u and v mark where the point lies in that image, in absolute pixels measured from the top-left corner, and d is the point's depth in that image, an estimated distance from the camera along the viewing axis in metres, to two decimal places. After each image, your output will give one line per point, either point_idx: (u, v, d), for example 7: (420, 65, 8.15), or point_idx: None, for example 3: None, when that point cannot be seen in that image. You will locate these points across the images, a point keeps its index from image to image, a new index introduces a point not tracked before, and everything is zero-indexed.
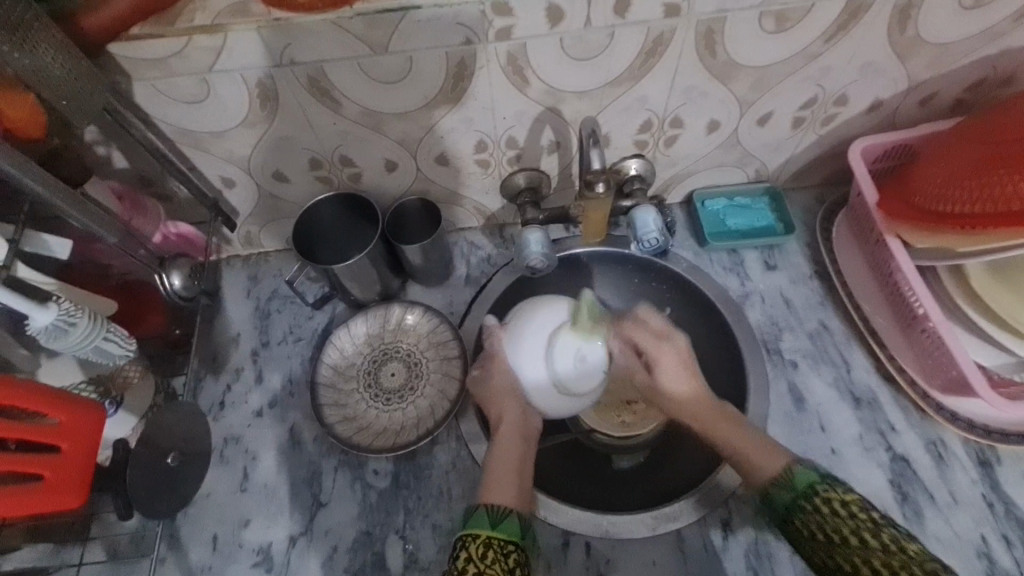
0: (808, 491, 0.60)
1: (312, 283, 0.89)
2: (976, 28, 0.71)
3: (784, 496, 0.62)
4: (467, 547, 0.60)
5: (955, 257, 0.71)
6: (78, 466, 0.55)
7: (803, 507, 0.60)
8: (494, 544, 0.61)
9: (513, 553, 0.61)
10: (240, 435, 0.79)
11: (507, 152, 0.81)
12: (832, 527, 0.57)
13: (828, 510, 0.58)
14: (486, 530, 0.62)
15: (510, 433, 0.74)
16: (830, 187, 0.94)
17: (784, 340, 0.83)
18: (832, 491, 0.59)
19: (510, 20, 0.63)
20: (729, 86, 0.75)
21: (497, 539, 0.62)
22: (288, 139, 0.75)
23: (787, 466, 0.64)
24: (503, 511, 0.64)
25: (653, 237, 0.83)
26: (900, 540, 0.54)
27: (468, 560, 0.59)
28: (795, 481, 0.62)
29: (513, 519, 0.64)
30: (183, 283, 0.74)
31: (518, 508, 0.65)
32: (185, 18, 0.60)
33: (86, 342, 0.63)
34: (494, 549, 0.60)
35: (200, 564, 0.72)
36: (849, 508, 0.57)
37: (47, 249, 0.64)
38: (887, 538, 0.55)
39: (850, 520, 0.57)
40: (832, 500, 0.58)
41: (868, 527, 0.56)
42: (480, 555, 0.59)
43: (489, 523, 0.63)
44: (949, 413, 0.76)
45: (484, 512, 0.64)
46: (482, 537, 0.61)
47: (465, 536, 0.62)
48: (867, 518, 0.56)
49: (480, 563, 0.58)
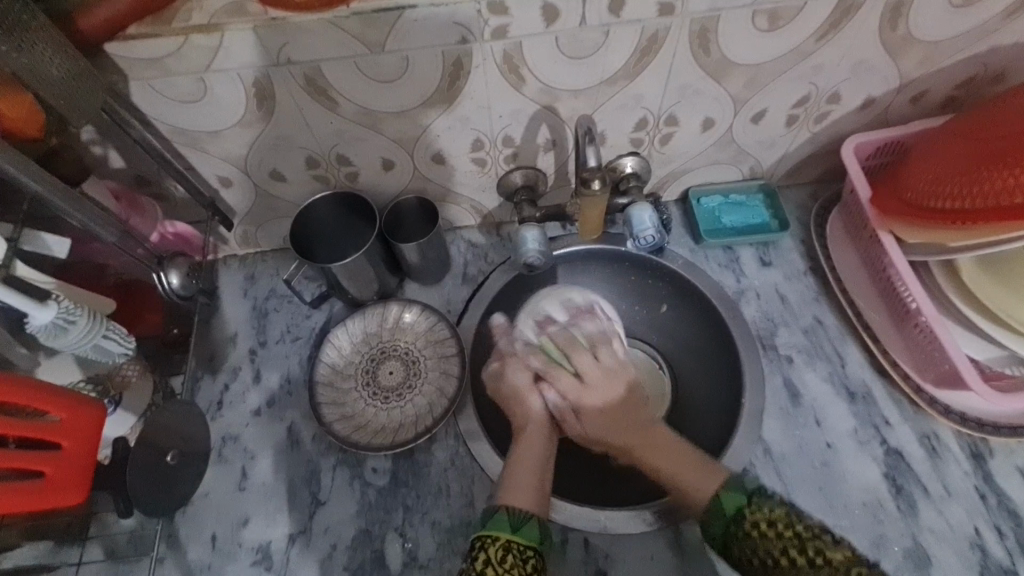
0: (738, 514, 0.62)
1: (310, 282, 0.89)
2: (966, 25, 0.72)
3: (718, 526, 0.63)
4: (485, 549, 0.60)
5: (945, 252, 0.72)
6: (79, 464, 0.57)
7: (734, 532, 0.61)
8: (513, 548, 0.61)
9: (531, 559, 0.61)
10: (238, 434, 0.80)
11: (503, 151, 0.81)
12: (763, 551, 0.59)
13: (757, 533, 0.59)
14: (506, 533, 0.62)
15: (533, 436, 0.74)
16: (824, 184, 0.94)
17: (779, 336, 0.84)
18: (758, 511, 0.60)
19: (505, 18, 0.64)
20: (723, 84, 0.75)
21: (517, 543, 0.61)
22: (284, 139, 0.75)
23: (716, 493, 0.65)
24: (524, 517, 0.64)
25: (650, 234, 0.84)
26: (825, 551, 0.56)
27: (485, 563, 0.59)
28: (724, 507, 0.63)
29: (533, 524, 0.64)
30: (181, 282, 0.75)
31: (538, 516, 0.65)
32: (182, 17, 0.61)
33: (85, 341, 0.64)
34: (513, 553, 0.60)
35: (199, 563, 0.73)
36: (776, 527, 0.59)
37: (47, 247, 0.65)
38: (812, 552, 0.57)
39: (779, 540, 0.58)
40: (760, 522, 0.60)
41: (795, 543, 0.58)
42: (498, 558, 0.59)
43: (510, 527, 0.63)
44: (941, 406, 0.77)
45: (504, 514, 0.64)
46: (502, 540, 0.61)
47: (484, 537, 0.62)
48: (794, 534, 0.58)
49: (498, 568, 0.58)
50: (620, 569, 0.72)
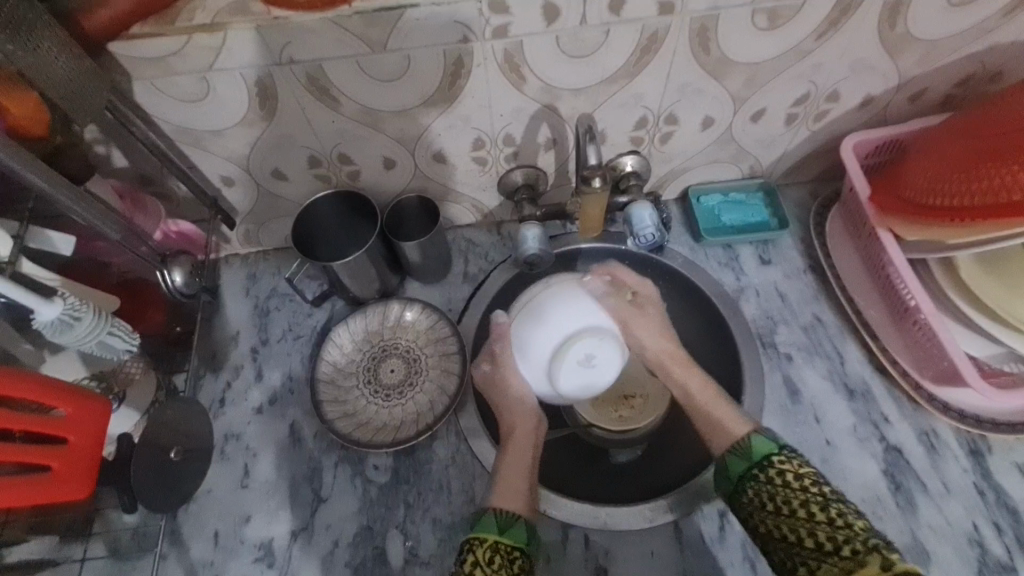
0: (764, 462, 0.64)
1: (312, 281, 0.90)
2: (964, 24, 0.73)
3: (738, 466, 0.66)
4: (474, 551, 0.63)
5: (943, 249, 0.72)
6: (85, 457, 0.57)
7: (755, 476, 0.64)
8: (501, 549, 0.63)
9: (518, 559, 0.64)
10: (240, 431, 0.80)
11: (504, 150, 0.82)
12: (782, 498, 0.61)
13: (780, 481, 0.62)
14: (493, 535, 0.64)
15: (520, 440, 0.77)
16: (823, 182, 0.95)
17: (779, 334, 0.84)
18: (788, 462, 0.63)
19: (506, 17, 0.64)
20: (722, 82, 0.76)
21: (505, 543, 0.64)
22: (286, 138, 0.76)
23: (749, 436, 0.67)
24: (512, 517, 0.66)
25: (650, 232, 0.85)
26: (847, 515, 0.58)
27: (473, 565, 0.61)
28: (754, 451, 0.66)
29: (521, 525, 0.66)
30: (184, 280, 0.75)
31: (526, 516, 0.67)
32: (185, 17, 0.61)
33: (90, 338, 0.64)
34: (500, 555, 0.63)
35: (202, 560, 0.73)
36: (802, 481, 0.62)
37: (52, 246, 0.66)
38: (834, 512, 0.59)
39: (801, 493, 0.61)
40: (786, 472, 0.62)
41: (816, 501, 0.60)
42: (486, 560, 0.62)
43: (496, 528, 0.65)
44: (940, 403, 0.77)
45: (492, 515, 0.66)
46: (490, 541, 0.63)
47: (473, 539, 0.64)
48: (818, 492, 0.61)
49: (486, 569, 0.61)
50: (620, 565, 0.72)
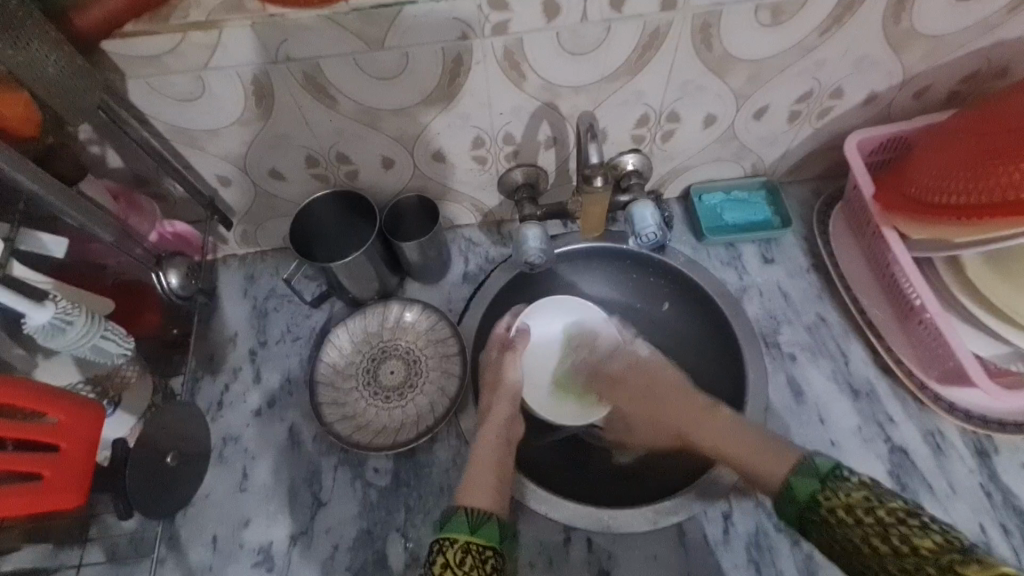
0: (812, 503, 0.57)
1: (310, 281, 0.88)
2: (969, 20, 0.72)
3: (793, 512, 0.59)
4: (444, 551, 0.59)
5: (952, 247, 0.71)
6: (78, 464, 0.56)
7: (813, 520, 0.57)
8: (473, 549, 0.60)
9: (490, 558, 0.60)
10: (239, 434, 0.79)
11: (504, 148, 0.81)
12: (842, 540, 0.54)
13: (834, 521, 0.55)
14: (465, 534, 0.60)
15: (492, 428, 0.74)
16: (827, 180, 0.94)
17: (782, 333, 0.83)
18: (835, 496, 0.56)
19: (505, 14, 0.63)
20: (725, 79, 0.75)
21: (477, 544, 0.60)
22: (283, 137, 0.75)
23: (785, 476, 0.60)
24: (483, 517, 0.63)
25: (652, 232, 0.83)
26: (912, 539, 0.51)
27: (444, 566, 0.58)
28: (795, 493, 0.58)
29: (493, 523, 0.63)
30: (181, 282, 0.74)
31: (498, 513, 0.64)
32: (179, 14, 0.60)
33: (83, 342, 0.63)
34: (472, 555, 0.59)
35: (201, 564, 0.72)
36: (855, 513, 0.54)
37: (42, 248, 0.64)
38: (897, 540, 0.51)
39: (858, 527, 0.53)
40: (836, 508, 0.55)
41: (876, 531, 0.52)
42: (458, 561, 0.58)
43: (468, 527, 0.61)
44: (946, 404, 0.76)
45: (462, 516, 0.62)
46: (461, 541, 0.60)
47: (443, 539, 0.60)
48: (875, 520, 0.53)
49: (457, 570, 0.57)
50: (623, 569, 0.71)
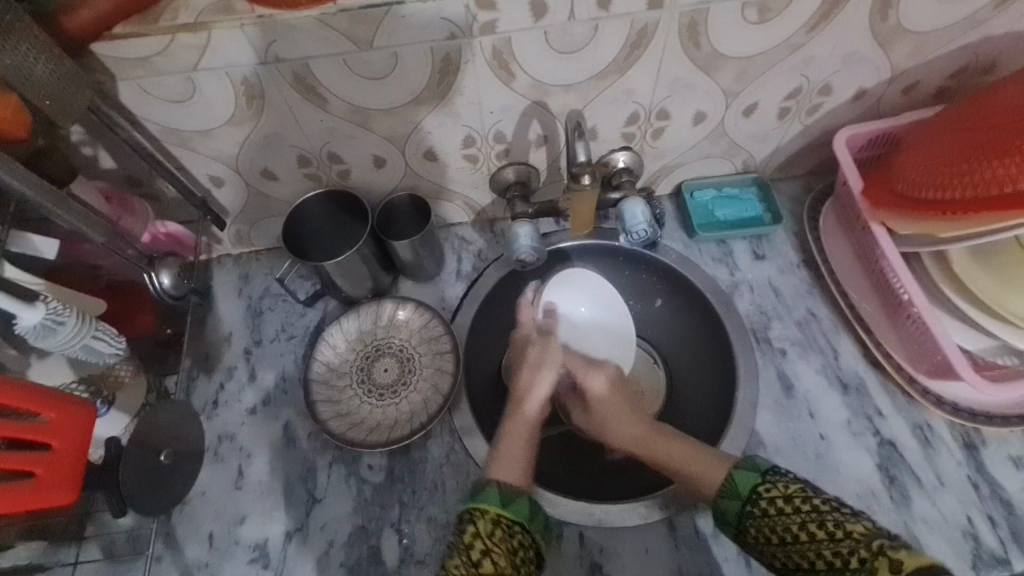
0: (752, 495, 0.60)
1: (304, 281, 0.89)
2: (955, 16, 0.72)
3: (732, 506, 0.61)
4: (475, 522, 0.60)
5: (939, 243, 0.72)
6: (67, 465, 0.56)
7: (751, 511, 0.59)
8: (503, 522, 0.61)
9: (518, 534, 0.61)
10: (234, 432, 0.80)
11: (495, 147, 0.81)
12: (780, 526, 0.57)
13: (774, 509, 0.58)
14: (496, 507, 0.61)
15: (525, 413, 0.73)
16: (818, 176, 0.94)
17: (773, 329, 0.84)
18: (774, 487, 0.59)
19: (493, 14, 0.64)
20: (714, 77, 0.75)
21: (506, 517, 0.61)
22: (274, 137, 0.75)
23: (729, 472, 0.63)
24: (515, 492, 0.63)
25: (642, 229, 0.82)
26: (843, 525, 0.54)
27: (474, 536, 0.59)
28: (737, 487, 0.61)
29: (524, 500, 0.63)
30: (172, 282, 0.75)
31: (526, 490, 0.65)
32: (169, 16, 0.60)
33: (74, 341, 0.64)
34: (502, 528, 0.60)
35: (197, 561, 0.73)
36: (792, 503, 0.57)
37: (35, 249, 0.65)
38: (831, 524, 0.55)
39: (796, 515, 0.57)
40: (776, 498, 0.58)
41: (811, 518, 0.56)
42: (488, 532, 0.59)
43: (499, 501, 0.62)
44: (934, 397, 0.77)
45: (494, 489, 0.63)
46: (492, 514, 0.61)
47: (473, 510, 0.61)
48: (811, 508, 0.56)
49: (487, 541, 0.58)
50: (615, 563, 0.72)
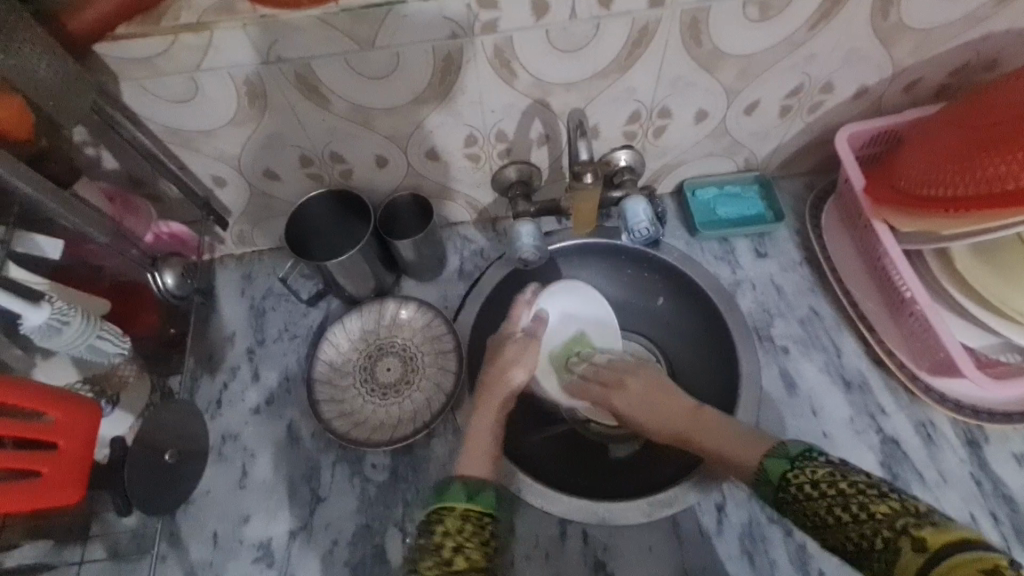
0: (783, 481, 0.58)
1: (307, 280, 0.89)
2: (957, 13, 0.72)
3: (767, 493, 0.60)
4: (444, 521, 0.60)
5: (938, 240, 0.72)
6: (75, 464, 0.57)
7: (785, 498, 0.58)
8: (472, 516, 0.61)
9: (489, 525, 0.61)
10: (238, 432, 0.80)
11: (497, 146, 0.81)
12: (812, 512, 0.55)
13: (803, 495, 0.56)
14: (463, 503, 0.61)
15: (492, 405, 0.74)
16: (820, 173, 0.94)
17: (775, 327, 0.84)
18: (802, 474, 0.57)
19: (495, 12, 0.64)
20: (715, 75, 0.75)
21: (475, 511, 0.61)
22: (277, 137, 0.75)
23: (761, 460, 0.61)
24: (480, 484, 0.64)
25: (644, 227, 0.83)
26: (871, 506, 0.52)
27: (444, 534, 0.59)
28: (768, 475, 0.60)
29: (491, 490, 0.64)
30: (176, 281, 0.75)
31: (492, 482, 0.65)
32: (171, 16, 0.61)
33: (80, 341, 0.64)
34: (471, 523, 0.60)
35: (201, 560, 0.73)
36: (821, 488, 0.55)
37: (40, 250, 0.66)
38: (857, 507, 0.52)
39: (823, 499, 0.55)
40: (805, 484, 0.57)
41: (837, 501, 0.54)
42: (457, 529, 0.60)
43: (466, 495, 0.62)
44: (937, 394, 0.77)
45: (460, 484, 0.64)
46: (459, 510, 0.61)
47: (440, 510, 0.61)
48: (837, 492, 0.54)
49: (458, 539, 0.59)
50: (618, 561, 0.72)
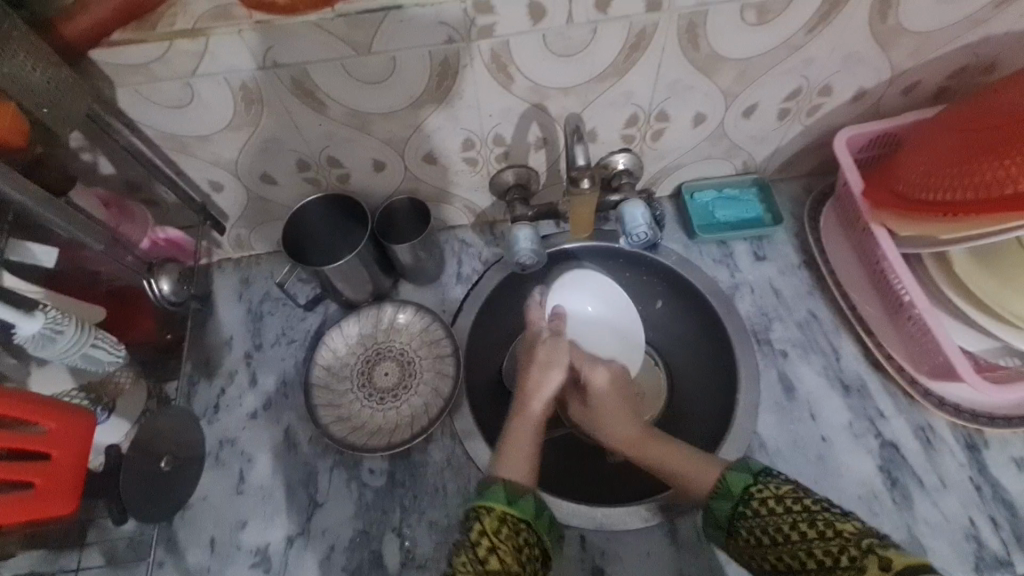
0: (744, 496, 0.60)
1: (304, 285, 0.89)
2: (955, 16, 0.72)
3: (724, 507, 0.61)
4: (481, 520, 0.60)
5: (937, 244, 0.72)
6: (69, 474, 0.56)
7: (743, 512, 0.59)
8: (508, 519, 0.61)
9: (524, 531, 0.61)
10: (235, 437, 0.80)
11: (494, 150, 0.81)
12: (770, 527, 0.57)
13: (766, 510, 0.58)
14: (502, 504, 0.61)
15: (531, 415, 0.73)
16: (818, 176, 0.94)
17: (774, 330, 0.83)
18: (766, 488, 0.59)
19: (491, 17, 0.63)
20: (712, 79, 0.75)
21: (513, 515, 0.61)
22: (274, 142, 0.75)
23: (722, 473, 0.63)
24: (521, 491, 0.63)
25: (642, 231, 0.82)
26: (835, 523, 0.53)
27: (482, 533, 0.58)
28: (729, 487, 0.61)
29: (530, 498, 0.64)
30: (172, 288, 0.77)
31: (530, 490, 0.64)
32: (166, 22, 0.60)
33: (73, 350, 0.64)
34: (508, 525, 0.60)
35: (198, 566, 0.73)
36: (784, 503, 0.57)
37: (33, 258, 0.66)
38: (822, 524, 0.54)
39: (786, 515, 0.56)
40: (767, 499, 0.58)
41: (803, 518, 0.55)
42: (494, 530, 0.59)
43: (506, 498, 0.62)
44: (936, 398, 0.77)
45: (502, 487, 0.63)
46: (497, 511, 0.61)
47: (479, 508, 0.61)
48: (802, 508, 0.56)
49: (494, 538, 0.58)
50: (616, 566, 0.72)
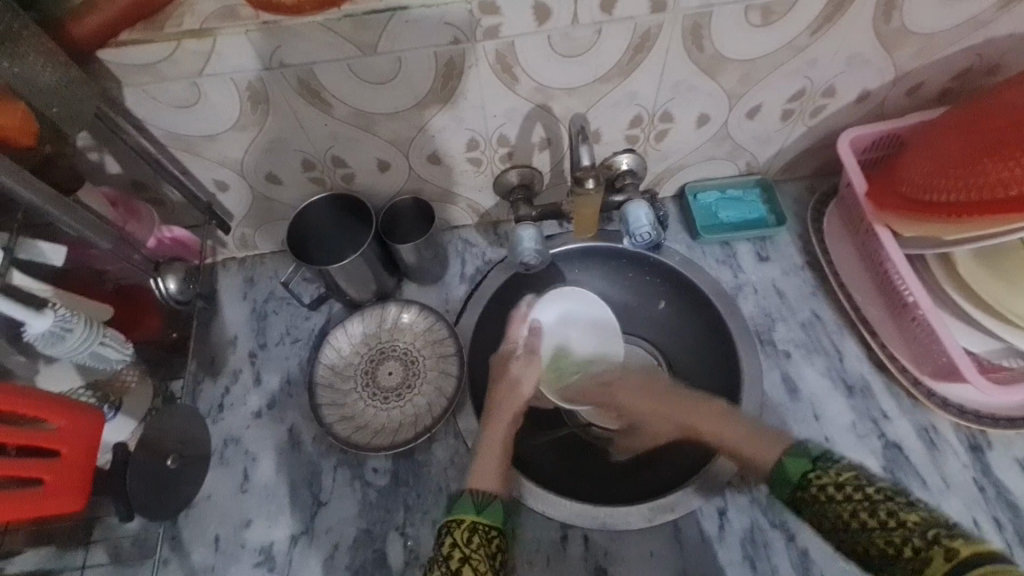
0: (802, 481, 0.60)
1: (308, 284, 0.89)
2: (959, 17, 0.72)
3: (784, 491, 0.61)
4: (452, 533, 0.61)
5: (942, 245, 0.72)
6: (77, 471, 0.57)
7: (803, 498, 0.59)
8: (479, 528, 0.62)
9: (496, 538, 0.62)
10: (239, 436, 0.80)
11: (498, 150, 0.81)
12: (833, 513, 0.56)
13: (823, 496, 0.57)
14: (471, 515, 0.62)
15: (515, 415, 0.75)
16: (822, 177, 0.94)
17: (777, 331, 0.84)
18: (824, 475, 0.58)
19: (497, 18, 0.64)
20: (717, 79, 0.75)
21: (483, 524, 0.62)
22: (279, 142, 0.76)
23: (778, 457, 0.63)
24: (488, 497, 0.65)
25: (646, 231, 0.83)
26: (898, 513, 0.53)
27: (453, 546, 0.59)
28: (787, 473, 0.61)
29: (497, 503, 0.65)
30: (178, 287, 0.75)
31: (501, 494, 0.66)
32: (174, 23, 0.61)
33: (82, 348, 0.65)
34: (479, 534, 0.61)
35: (203, 564, 0.73)
36: (844, 489, 0.56)
37: (42, 256, 0.66)
38: (884, 513, 0.53)
39: (846, 502, 0.56)
40: (826, 485, 0.57)
41: (864, 506, 0.55)
42: (466, 539, 0.60)
43: (474, 508, 0.63)
44: (939, 399, 0.77)
45: (468, 497, 0.65)
46: (467, 521, 0.62)
47: (450, 522, 0.62)
48: (864, 496, 0.55)
49: (466, 549, 0.59)
50: (619, 565, 0.72)
